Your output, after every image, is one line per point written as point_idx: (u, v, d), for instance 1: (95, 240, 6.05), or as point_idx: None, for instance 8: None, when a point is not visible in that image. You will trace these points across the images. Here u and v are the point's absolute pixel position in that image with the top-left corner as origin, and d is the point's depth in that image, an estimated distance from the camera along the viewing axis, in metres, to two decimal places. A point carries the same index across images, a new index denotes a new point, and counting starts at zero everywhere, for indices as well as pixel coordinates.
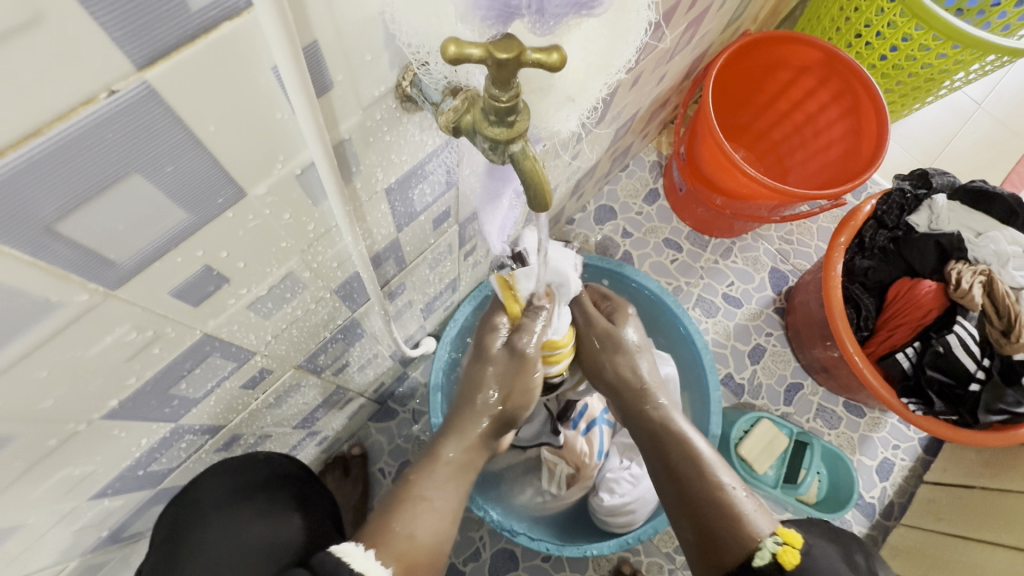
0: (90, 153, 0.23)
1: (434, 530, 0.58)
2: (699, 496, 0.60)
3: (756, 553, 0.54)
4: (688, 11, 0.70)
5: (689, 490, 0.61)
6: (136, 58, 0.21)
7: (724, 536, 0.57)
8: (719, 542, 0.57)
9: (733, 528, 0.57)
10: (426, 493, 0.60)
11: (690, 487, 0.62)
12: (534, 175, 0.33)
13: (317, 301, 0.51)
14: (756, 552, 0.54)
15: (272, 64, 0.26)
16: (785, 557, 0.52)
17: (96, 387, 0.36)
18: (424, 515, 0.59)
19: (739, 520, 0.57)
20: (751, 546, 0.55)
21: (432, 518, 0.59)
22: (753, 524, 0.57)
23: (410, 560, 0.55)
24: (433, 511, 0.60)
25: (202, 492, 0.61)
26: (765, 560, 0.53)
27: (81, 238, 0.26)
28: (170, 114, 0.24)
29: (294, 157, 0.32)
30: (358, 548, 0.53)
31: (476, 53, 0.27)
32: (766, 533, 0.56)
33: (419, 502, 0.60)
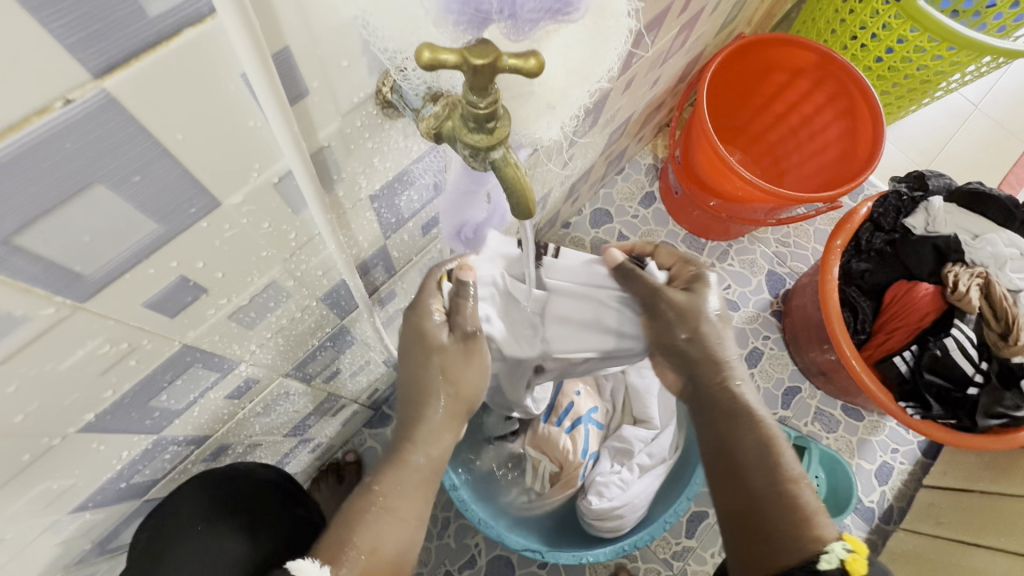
0: (48, 163, 0.22)
1: (398, 538, 0.51)
2: (765, 490, 0.53)
3: (820, 556, 0.48)
4: (680, 15, 0.70)
5: (753, 483, 0.54)
6: (93, 66, 0.20)
7: (784, 529, 0.51)
8: (781, 550, 0.50)
9: (794, 529, 0.50)
10: (390, 501, 0.52)
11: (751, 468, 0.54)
12: (517, 183, 0.33)
13: (304, 310, 0.51)
14: (820, 556, 0.48)
15: (241, 71, 0.25)
16: (854, 566, 0.47)
17: (70, 401, 0.35)
18: (387, 526, 0.51)
19: (805, 520, 0.51)
20: (813, 549, 0.49)
21: (397, 527, 0.51)
22: (819, 525, 0.51)
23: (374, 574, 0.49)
24: (398, 522, 0.52)
25: (179, 506, 0.60)
26: (831, 565, 0.47)
27: (46, 251, 0.25)
28: (133, 123, 0.23)
29: (270, 165, 0.32)
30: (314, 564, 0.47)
31: (451, 58, 0.26)
32: (832, 537, 0.50)
33: (381, 513, 0.51)
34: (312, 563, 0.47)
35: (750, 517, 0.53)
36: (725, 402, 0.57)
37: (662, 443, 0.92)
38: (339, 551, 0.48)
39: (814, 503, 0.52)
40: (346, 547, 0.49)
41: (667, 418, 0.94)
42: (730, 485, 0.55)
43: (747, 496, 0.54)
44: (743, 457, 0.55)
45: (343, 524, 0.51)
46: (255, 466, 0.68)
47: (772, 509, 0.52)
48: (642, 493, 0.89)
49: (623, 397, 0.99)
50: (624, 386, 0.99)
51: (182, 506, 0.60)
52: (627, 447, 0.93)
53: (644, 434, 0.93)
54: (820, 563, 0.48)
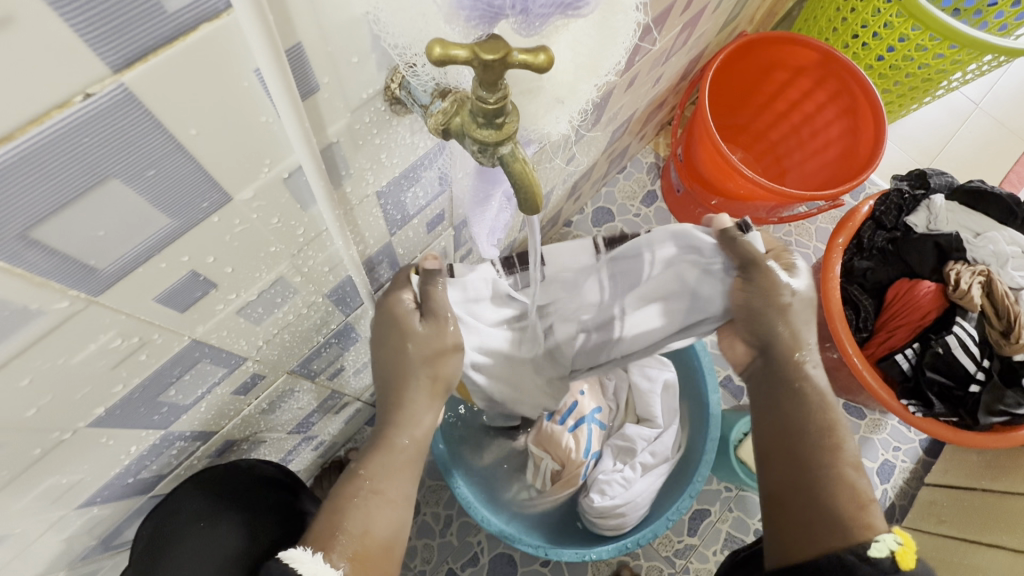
0: (65, 157, 0.22)
1: (391, 521, 0.51)
2: (821, 473, 0.51)
3: (870, 544, 0.47)
4: (683, 13, 0.70)
5: (811, 464, 0.52)
6: (111, 60, 0.21)
7: (836, 514, 0.50)
8: (828, 532, 0.49)
9: (846, 514, 0.50)
10: (378, 484, 0.51)
11: (806, 446, 0.53)
12: (525, 177, 0.33)
13: (310, 306, 0.51)
14: (870, 544, 0.47)
15: (255, 66, 0.25)
16: (903, 557, 0.46)
17: (81, 395, 0.35)
18: (377, 510, 0.50)
19: (858, 508, 0.50)
20: (863, 536, 0.48)
21: (387, 510, 0.51)
22: (869, 515, 0.50)
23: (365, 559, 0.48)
24: (388, 505, 0.51)
25: (178, 504, 0.60)
26: (881, 553, 0.46)
27: (62, 245, 0.25)
28: (148, 117, 0.24)
29: (281, 160, 0.32)
30: (306, 553, 0.47)
31: (461, 54, 0.26)
32: (881, 527, 0.49)
33: (369, 496, 0.51)
34: (305, 551, 0.47)
35: (800, 496, 0.52)
36: (795, 384, 0.55)
37: (666, 441, 0.92)
38: (332, 538, 0.48)
39: (869, 492, 0.51)
40: (340, 533, 0.48)
41: (671, 417, 0.95)
42: (786, 463, 0.54)
43: (802, 476, 0.52)
44: (799, 434, 0.53)
45: (331, 511, 0.50)
46: (255, 461, 0.68)
47: (827, 493, 0.51)
48: (644, 491, 0.89)
49: (626, 396, 1.00)
50: (627, 385, 1.00)
51: (182, 503, 0.60)
52: (630, 445, 0.94)
53: (647, 433, 0.94)
54: (870, 550, 0.47)
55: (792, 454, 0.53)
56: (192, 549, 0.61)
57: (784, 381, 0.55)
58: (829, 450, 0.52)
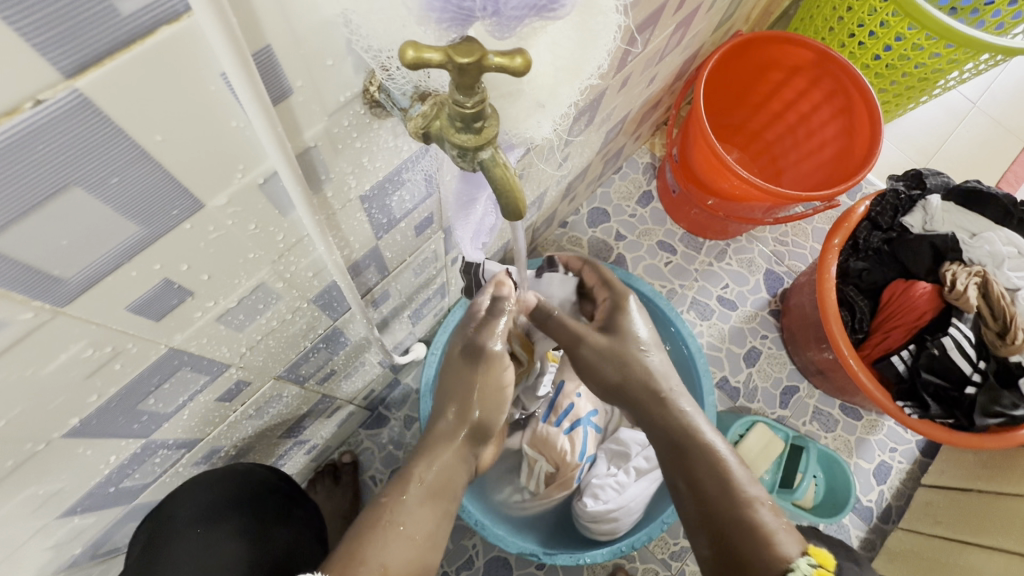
0: (20, 164, 0.22)
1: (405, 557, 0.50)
2: (727, 516, 0.53)
3: None
4: (675, 13, 0.69)
5: (716, 509, 0.54)
6: (63, 65, 0.20)
7: (753, 550, 0.51)
8: (753, 572, 0.51)
9: (760, 551, 0.51)
10: (397, 517, 0.52)
11: (708, 489, 0.55)
12: (506, 183, 0.32)
13: (294, 312, 0.50)
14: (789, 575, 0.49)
15: (221, 70, 0.24)
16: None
17: (54, 405, 0.34)
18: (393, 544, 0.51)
19: (771, 541, 0.51)
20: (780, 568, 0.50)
21: (405, 546, 0.51)
22: (782, 545, 0.51)
23: None
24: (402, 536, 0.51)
25: (178, 505, 0.59)
26: None
27: (23, 255, 0.25)
28: (108, 123, 0.23)
29: (255, 166, 0.31)
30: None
31: (435, 57, 0.25)
32: (796, 554, 0.51)
33: (389, 527, 0.52)
34: None
35: (719, 540, 0.54)
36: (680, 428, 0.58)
37: None
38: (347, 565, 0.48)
39: (772, 523, 0.53)
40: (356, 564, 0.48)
41: None
42: (697, 507, 0.56)
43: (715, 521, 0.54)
44: (699, 479, 0.56)
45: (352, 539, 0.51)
46: (251, 466, 0.67)
47: (736, 533, 0.53)
48: (638, 496, 0.88)
49: None
50: None
51: (179, 506, 0.59)
52: (624, 450, 0.94)
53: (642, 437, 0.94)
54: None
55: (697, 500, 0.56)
56: (190, 555, 0.60)
57: (670, 430, 0.58)
58: (727, 487, 0.54)
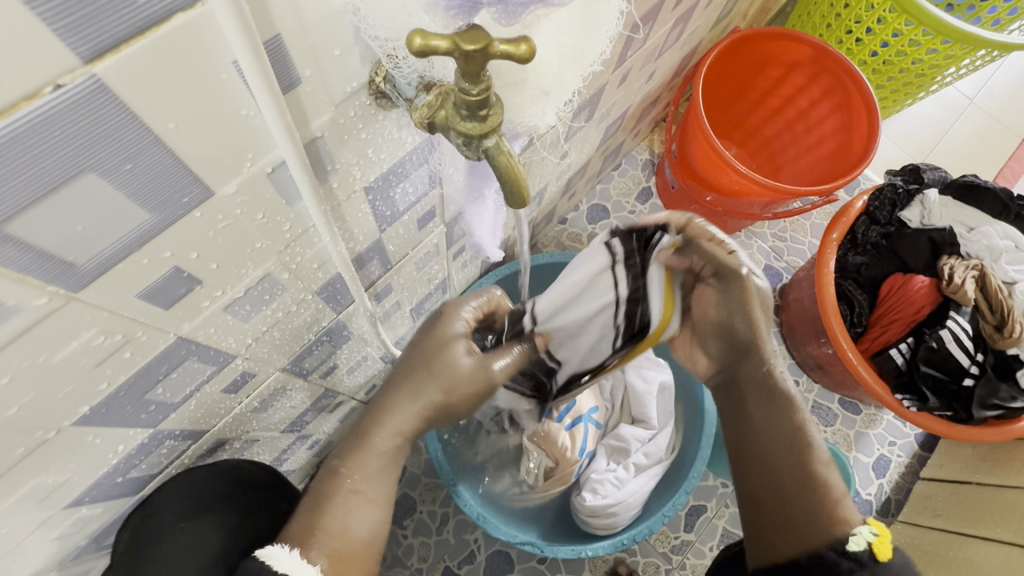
0: (38, 148, 0.22)
1: (370, 523, 0.51)
2: (795, 476, 0.54)
3: (849, 539, 0.50)
4: (675, 8, 0.70)
5: (781, 465, 0.55)
6: (81, 51, 0.20)
7: (811, 511, 0.52)
8: (808, 531, 0.52)
9: (824, 511, 0.52)
10: (358, 484, 0.51)
11: (779, 452, 0.55)
12: (510, 171, 0.33)
13: (299, 303, 0.51)
14: (848, 538, 0.50)
15: (232, 59, 0.25)
16: (880, 548, 0.49)
17: (64, 393, 0.35)
18: (357, 509, 0.51)
19: (834, 505, 0.53)
20: (841, 531, 0.51)
21: (369, 510, 0.52)
22: (845, 511, 0.53)
23: (342, 556, 0.50)
24: (365, 503, 0.51)
25: (166, 502, 0.59)
26: (861, 547, 0.49)
27: (37, 239, 0.25)
28: (124, 109, 0.23)
29: (263, 155, 0.32)
30: (284, 550, 0.48)
31: (442, 45, 0.26)
32: (858, 521, 0.52)
33: (350, 495, 0.51)
34: (282, 548, 0.48)
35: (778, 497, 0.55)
36: (760, 389, 0.58)
37: (660, 443, 0.92)
38: (310, 534, 0.49)
39: (841, 489, 0.54)
40: (320, 532, 0.50)
41: (666, 418, 0.94)
42: (757, 463, 0.57)
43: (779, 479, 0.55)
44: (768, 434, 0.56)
45: (311, 507, 0.51)
46: (243, 463, 0.67)
47: (800, 491, 0.54)
48: (637, 491, 0.89)
49: (622, 396, 0.99)
50: (624, 385, 0.99)
51: (165, 504, 0.58)
52: (624, 445, 0.94)
53: (642, 433, 0.94)
54: (849, 544, 0.50)
55: (759, 456, 0.57)
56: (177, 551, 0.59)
57: (750, 389, 0.58)
58: (801, 450, 0.55)
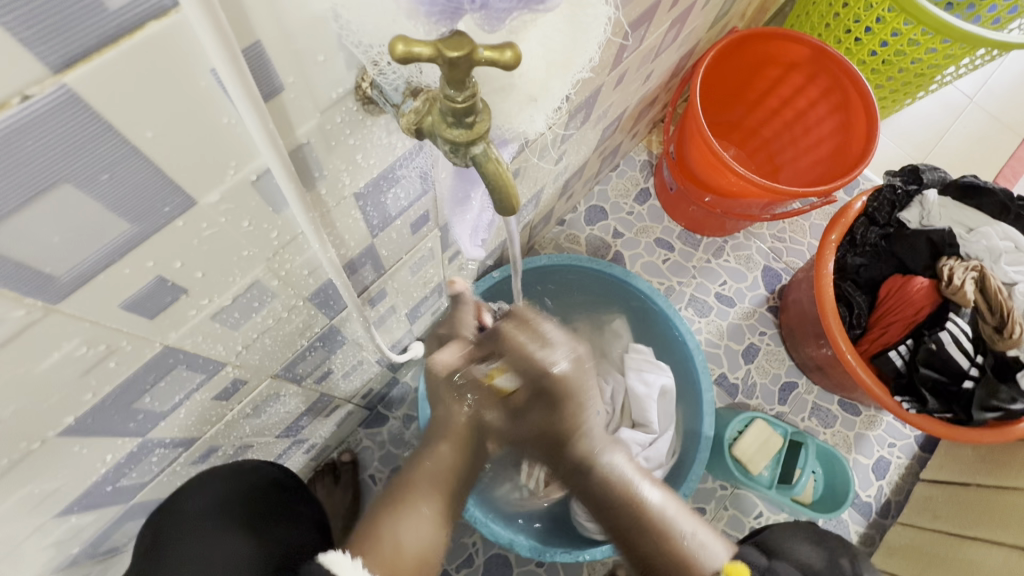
0: (10, 160, 0.22)
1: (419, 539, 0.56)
2: (653, 557, 0.57)
3: None
4: (670, 9, 0.69)
5: (644, 549, 0.58)
6: (51, 61, 0.20)
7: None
8: None
9: (682, 568, 0.56)
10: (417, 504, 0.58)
11: (623, 518, 0.58)
12: (499, 178, 0.32)
13: (290, 310, 0.50)
14: None
15: (211, 67, 0.25)
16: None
17: (49, 404, 0.34)
18: (411, 521, 0.57)
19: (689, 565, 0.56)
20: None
21: (421, 527, 0.57)
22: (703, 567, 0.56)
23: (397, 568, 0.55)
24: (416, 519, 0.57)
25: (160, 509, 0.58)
26: None
27: (13, 251, 0.25)
28: (99, 120, 0.23)
29: (247, 163, 0.31)
30: (347, 559, 0.53)
31: (425, 52, 0.25)
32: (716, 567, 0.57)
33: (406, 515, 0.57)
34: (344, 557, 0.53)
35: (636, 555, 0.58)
36: (595, 475, 0.58)
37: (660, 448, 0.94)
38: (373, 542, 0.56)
39: (697, 538, 0.58)
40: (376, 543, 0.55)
41: (666, 424, 0.97)
42: (618, 538, 0.59)
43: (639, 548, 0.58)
44: (618, 511, 0.58)
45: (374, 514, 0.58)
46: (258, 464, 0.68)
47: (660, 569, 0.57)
48: None
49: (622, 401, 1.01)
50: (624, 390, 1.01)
51: (158, 511, 0.58)
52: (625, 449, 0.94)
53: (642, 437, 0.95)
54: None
55: (633, 553, 0.58)
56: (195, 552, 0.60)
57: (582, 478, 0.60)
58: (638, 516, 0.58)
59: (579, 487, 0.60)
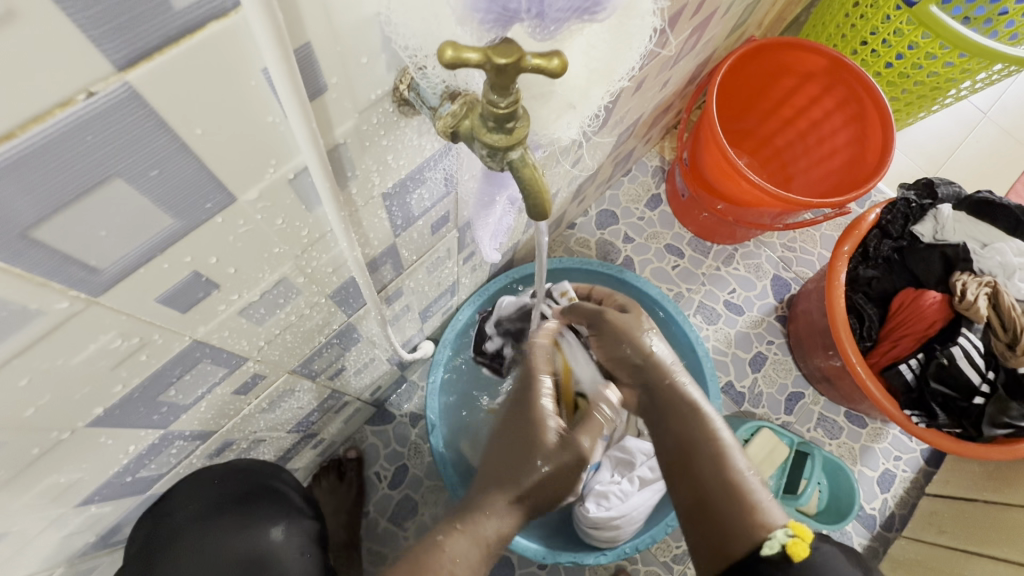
0: (69, 155, 0.22)
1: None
2: (712, 482, 0.55)
3: (764, 543, 0.51)
4: (693, 17, 0.69)
5: (704, 476, 0.56)
6: (115, 59, 0.20)
7: (731, 518, 0.53)
8: (734, 544, 0.52)
9: (745, 517, 0.53)
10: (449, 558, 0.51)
11: (709, 480, 0.55)
12: (533, 183, 0.32)
13: (312, 307, 0.51)
14: (764, 542, 0.51)
15: (262, 66, 0.25)
16: (794, 549, 0.49)
17: (81, 395, 0.35)
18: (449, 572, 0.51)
19: (753, 510, 0.53)
20: (758, 536, 0.51)
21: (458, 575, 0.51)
22: (767, 513, 0.53)
23: None
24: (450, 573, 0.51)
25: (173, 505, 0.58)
26: (773, 551, 0.50)
27: (62, 245, 0.25)
28: (155, 118, 0.23)
29: (286, 161, 0.31)
30: None
31: (474, 57, 0.26)
32: (778, 524, 0.52)
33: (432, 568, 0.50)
34: None
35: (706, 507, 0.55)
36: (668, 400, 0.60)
37: None
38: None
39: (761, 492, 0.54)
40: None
41: None
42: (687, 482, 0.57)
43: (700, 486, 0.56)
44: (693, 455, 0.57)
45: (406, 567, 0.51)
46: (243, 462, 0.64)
47: (718, 501, 0.54)
48: (640, 505, 0.87)
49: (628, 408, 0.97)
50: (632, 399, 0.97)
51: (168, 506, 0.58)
52: (629, 458, 0.92)
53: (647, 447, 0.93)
54: (764, 550, 0.50)
55: (694, 478, 0.56)
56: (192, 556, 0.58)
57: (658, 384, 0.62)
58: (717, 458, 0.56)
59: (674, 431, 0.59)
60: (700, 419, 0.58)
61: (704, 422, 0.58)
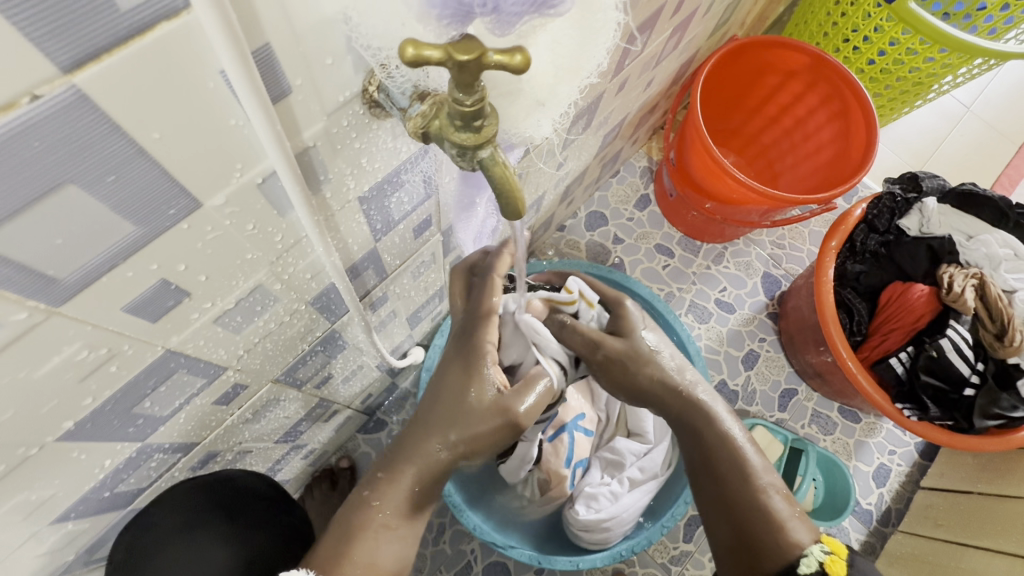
0: (15, 160, 0.21)
1: (400, 557, 0.51)
2: (750, 513, 0.56)
3: (801, 561, 0.52)
4: (672, 17, 0.70)
5: (736, 498, 0.57)
6: (61, 60, 0.20)
7: (765, 538, 0.55)
8: (763, 546, 0.55)
9: (775, 536, 0.55)
10: (390, 520, 0.50)
11: (732, 489, 0.57)
12: (505, 182, 0.32)
13: (292, 314, 0.50)
14: (799, 561, 0.53)
15: (219, 67, 0.24)
16: (833, 567, 0.51)
17: (48, 408, 0.34)
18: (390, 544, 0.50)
19: (782, 528, 0.55)
20: (794, 554, 0.53)
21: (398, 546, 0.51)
22: (793, 532, 0.55)
23: None
24: (392, 535, 0.50)
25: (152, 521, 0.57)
26: (811, 568, 0.52)
27: (15, 253, 0.24)
28: (106, 120, 0.23)
29: (253, 166, 0.31)
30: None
31: (435, 54, 0.25)
32: (807, 542, 0.54)
33: (381, 530, 0.50)
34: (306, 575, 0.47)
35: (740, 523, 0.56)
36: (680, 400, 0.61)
37: (656, 458, 0.90)
38: (336, 564, 0.48)
39: (785, 510, 0.56)
40: (345, 561, 0.48)
41: (662, 434, 0.91)
42: (718, 510, 0.58)
43: (731, 505, 0.57)
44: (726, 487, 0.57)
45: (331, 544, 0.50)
46: (234, 473, 0.63)
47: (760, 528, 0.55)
48: (631, 507, 0.87)
49: (617, 409, 0.95)
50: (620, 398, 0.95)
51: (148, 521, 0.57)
52: (618, 459, 0.91)
53: (637, 447, 0.91)
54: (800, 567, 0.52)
55: (723, 502, 0.58)
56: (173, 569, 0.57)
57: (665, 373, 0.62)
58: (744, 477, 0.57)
59: (694, 448, 0.61)
60: (727, 445, 0.59)
61: (730, 446, 0.59)
